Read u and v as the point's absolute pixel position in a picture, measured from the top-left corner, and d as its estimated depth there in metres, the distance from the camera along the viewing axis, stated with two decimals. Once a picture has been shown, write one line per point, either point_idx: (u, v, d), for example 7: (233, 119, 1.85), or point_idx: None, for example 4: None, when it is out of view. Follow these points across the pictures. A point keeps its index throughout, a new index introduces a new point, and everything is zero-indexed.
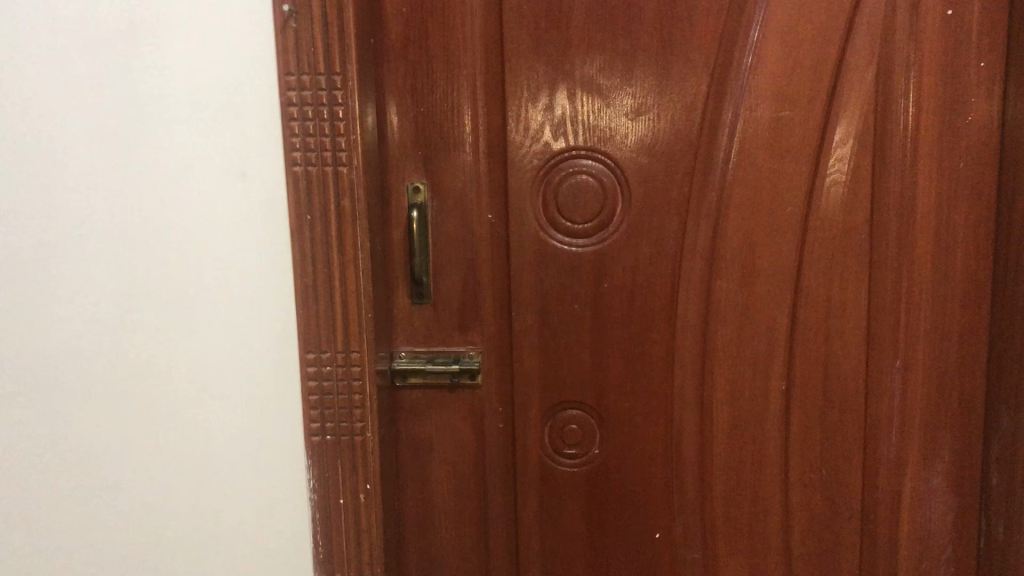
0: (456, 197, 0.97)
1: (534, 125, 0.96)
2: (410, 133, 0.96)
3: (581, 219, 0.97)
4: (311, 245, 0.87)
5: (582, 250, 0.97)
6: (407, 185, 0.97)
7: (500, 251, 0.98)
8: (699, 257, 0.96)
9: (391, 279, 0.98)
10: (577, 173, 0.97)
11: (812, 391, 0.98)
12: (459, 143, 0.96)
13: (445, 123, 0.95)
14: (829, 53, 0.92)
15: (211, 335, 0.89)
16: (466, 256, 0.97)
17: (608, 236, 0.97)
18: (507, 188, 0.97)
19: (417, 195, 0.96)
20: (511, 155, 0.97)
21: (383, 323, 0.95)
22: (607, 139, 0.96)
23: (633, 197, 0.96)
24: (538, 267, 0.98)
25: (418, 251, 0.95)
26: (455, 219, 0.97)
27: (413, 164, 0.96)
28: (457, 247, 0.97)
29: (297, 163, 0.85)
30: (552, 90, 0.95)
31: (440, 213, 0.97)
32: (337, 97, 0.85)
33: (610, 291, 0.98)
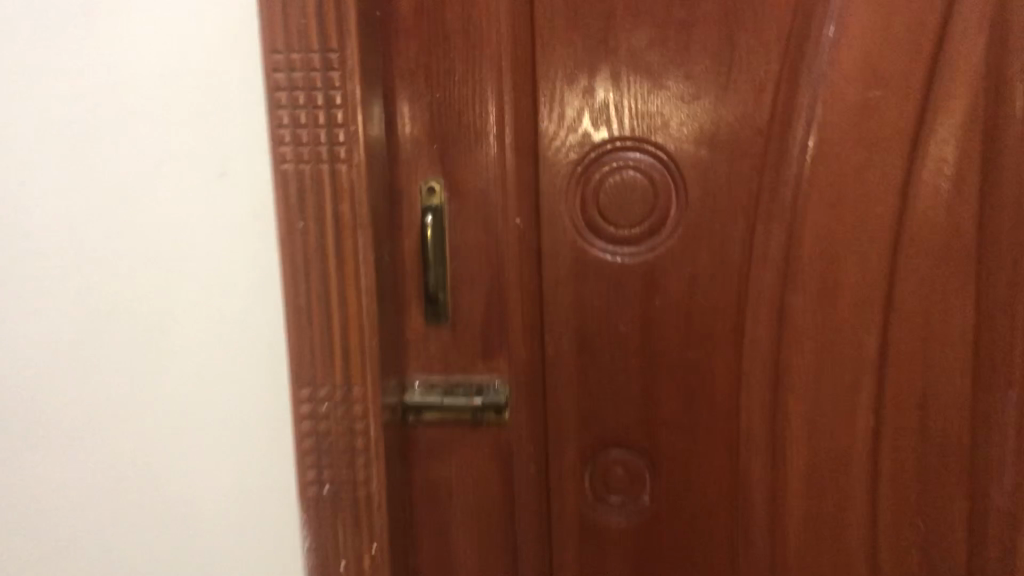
0: (479, 200, 0.81)
1: (571, 113, 0.81)
2: (424, 123, 0.81)
3: (628, 224, 0.82)
4: (303, 258, 0.72)
5: (630, 261, 0.82)
6: (420, 186, 0.82)
7: (530, 263, 0.82)
8: (769, 268, 0.80)
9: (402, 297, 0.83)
10: (621, 169, 0.81)
11: (906, 427, 0.82)
12: (481, 134, 0.81)
13: (464, 111, 0.80)
14: (929, 22, 0.76)
15: (187, 365, 0.75)
16: (491, 270, 0.82)
17: (660, 244, 0.81)
18: (539, 187, 0.82)
19: (432, 197, 0.82)
20: (544, 148, 0.82)
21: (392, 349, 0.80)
22: (659, 128, 0.80)
23: (690, 196, 0.80)
24: (577, 281, 0.83)
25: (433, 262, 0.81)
26: (477, 226, 0.82)
27: (429, 160, 0.81)
28: (481, 259, 0.82)
29: (286, 160, 0.71)
30: (592, 70, 0.80)
31: (460, 219, 0.82)
32: (333, 80, 0.70)
33: (663, 310, 0.82)
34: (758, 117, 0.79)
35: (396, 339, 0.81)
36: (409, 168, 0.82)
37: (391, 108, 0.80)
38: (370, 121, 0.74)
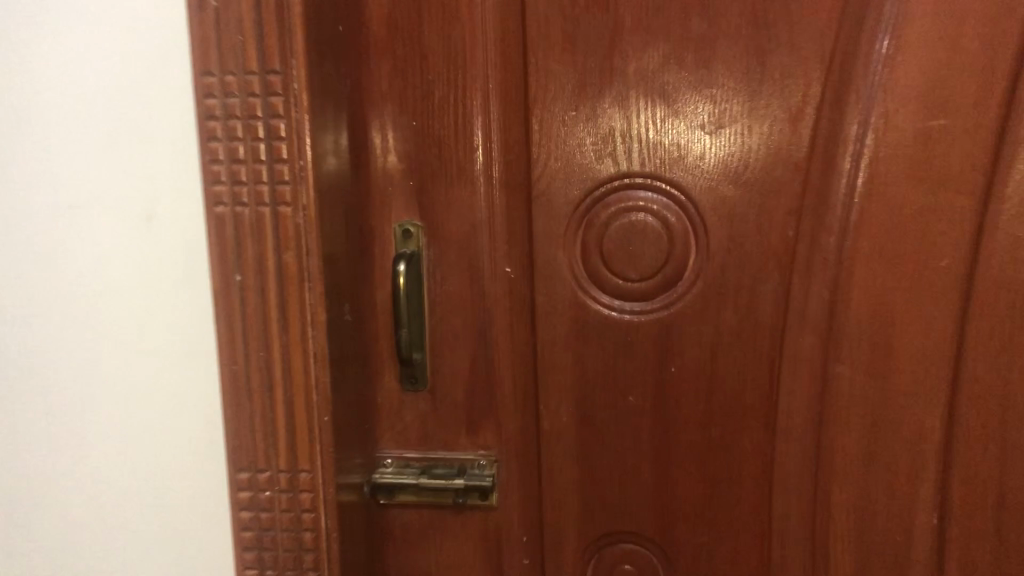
0: (461, 246, 0.69)
1: (571, 143, 0.68)
2: (399, 156, 0.69)
3: (637, 275, 0.68)
4: (242, 317, 0.61)
5: (641, 320, 0.68)
6: (393, 229, 0.70)
7: (522, 319, 0.69)
8: (809, 331, 0.67)
9: (371, 358, 0.71)
10: (630, 210, 0.68)
11: (979, 526, 0.67)
12: (464, 169, 0.68)
13: (444, 142, 0.68)
14: (1009, 32, 0.61)
15: (114, 438, 0.64)
16: (474, 328, 0.70)
17: (676, 300, 0.68)
18: (533, 231, 0.69)
19: (408, 241, 0.70)
20: (538, 185, 0.69)
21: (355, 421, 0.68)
22: (674, 162, 0.67)
23: (712, 243, 0.67)
24: (577, 342, 0.69)
25: (405, 318, 0.68)
26: (459, 276, 0.70)
27: (404, 200, 0.70)
28: (463, 314, 0.70)
29: (221, 201, 0.60)
30: (594, 93, 0.67)
31: (439, 267, 0.70)
32: (276, 106, 0.58)
33: (679, 379, 0.68)
34: (794, 150, 0.66)
35: (361, 407, 0.69)
36: (380, 208, 0.70)
37: (360, 139, 0.69)
38: (325, 153, 0.62)
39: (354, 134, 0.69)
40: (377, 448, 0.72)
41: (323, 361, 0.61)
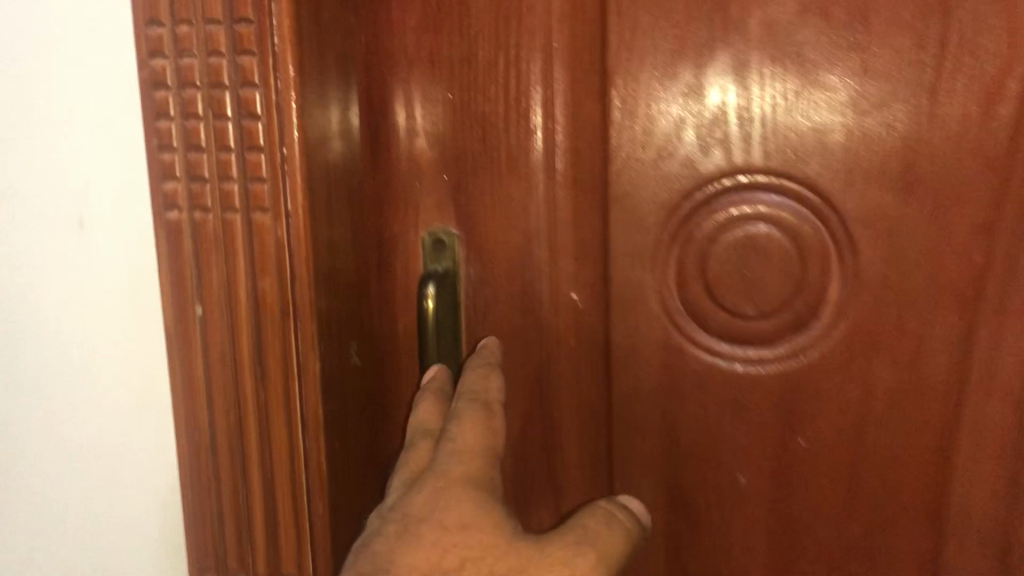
0: (512, 265, 0.52)
1: (664, 124, 0.49)
2: (430, 142, 0.51)
3: (755, 310, 0.49)
4: (203, 369, 0.43)
5: (758, 372, 0.50)
6: (422, 240, 0.53)
7: (592, 364, 0.51)
8: (997, 397, 0.47)
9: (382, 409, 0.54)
10: (747, 219, 0.49)
11: None
12: (515, 162, 0.50)
13: (489, 124, 0.50)
14: None
15: (35, 523, 0.47)
16: (529, 374, 0.52)
17: (810, 346, 0.49)
18: (609, 248, 0.51)
19: (441, 255, 0.52)
20: (616, 185, 0.50)
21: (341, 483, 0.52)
22: (812, 154, 0.47)
23: (862, 268, 0.48)
24: (666, 401, 0.51)
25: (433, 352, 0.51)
26: (509, 306, 0.52)
27: (436, 201, 0.52)
28: (515, 355, 0.52)
29: (176, 205, 0.43)
30: (698, 57, 0.48)
31: (482, 291, 0.52)
32: (248, 70, 0.41)
33: (808, 456, 0.50)
34: (989, 141, 0.46)
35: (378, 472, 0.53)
36: (405, 212, 0.52)
37: (378, 119, 0.51)
38: (326, 137, 0.45)
39: (369, 113, 0.51)
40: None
41: (315, 434, 0.44)
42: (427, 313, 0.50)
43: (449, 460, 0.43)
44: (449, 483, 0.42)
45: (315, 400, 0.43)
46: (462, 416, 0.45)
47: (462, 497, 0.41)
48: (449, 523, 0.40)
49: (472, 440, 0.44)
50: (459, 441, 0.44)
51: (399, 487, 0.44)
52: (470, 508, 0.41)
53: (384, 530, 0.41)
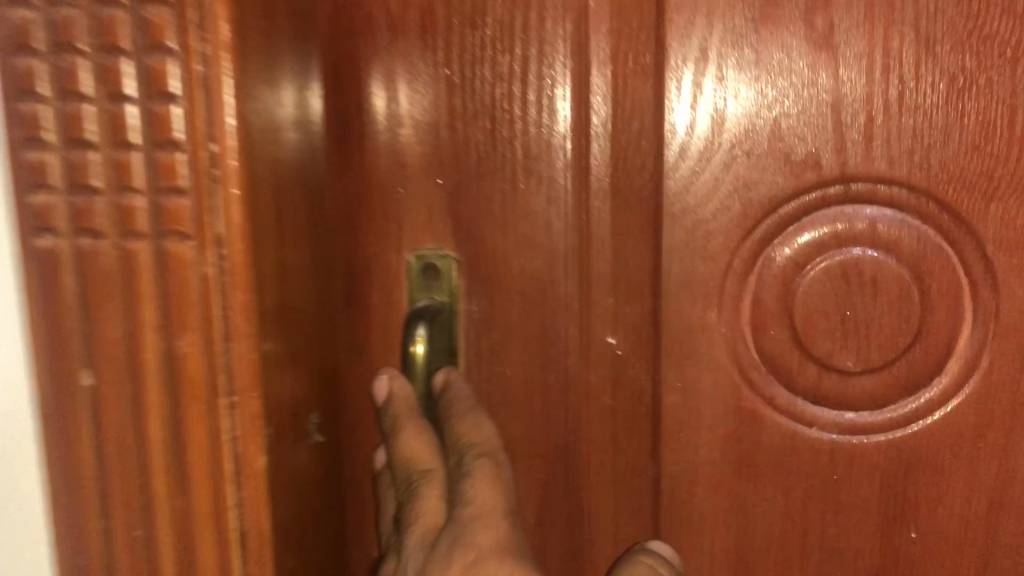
0: (529, 300, 0.39)
1: (738, 114, 0.36)
2: (419, 135, 0.38)
3: (857, 365, 0.37)
4: (94, 475, 0.29)
5: (859, 443, 0.37)
6: (408, 265, 0.39)
7: (634, 428, 0.39)
8: None
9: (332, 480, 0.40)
10: (849, 243, 0.36)
11: None
12: (533, 163, 0.38)
13: (499, 112, 0.37)
14: None
15: None
16: (550, 442, 0.39)
17: (932, 411, 0.37)
18: (661, 278, 0.38)
19: (432, 285, 0.39)
20: (671, 196, 0.37)
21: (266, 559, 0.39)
22: (945, 157, 0.35)
23: (1007, 312, 0.35)
24: (735, 481, 0.38)
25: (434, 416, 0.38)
26: (525, 353, 0.39)
27: (425, 213, 0.39)
28: (531, 418, 0.39)
29: (47, 228, 0.27)
30: (788, 23, 0.35)
31: (487, 334, 0.39)
32: (160, 24, 0.26)
33: (922, 554, 0.38)
34: None
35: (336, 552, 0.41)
36: (384, 228, 0.39)
37: (352, 103, 0.38)
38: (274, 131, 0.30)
39: (336, 96, 0.38)
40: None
41: (259, 565, 0.30)
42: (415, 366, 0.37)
43: (472, 524, 0.33)
44: (485, 550, 0.32)
45: (264, 514, 0.30)
46: (472, 467, 0.35)
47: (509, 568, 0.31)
48: None
49: (492, 494, 0.34)
50: (478, 499, 0.33)
51: (412, 559, 0.33)
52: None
53: None
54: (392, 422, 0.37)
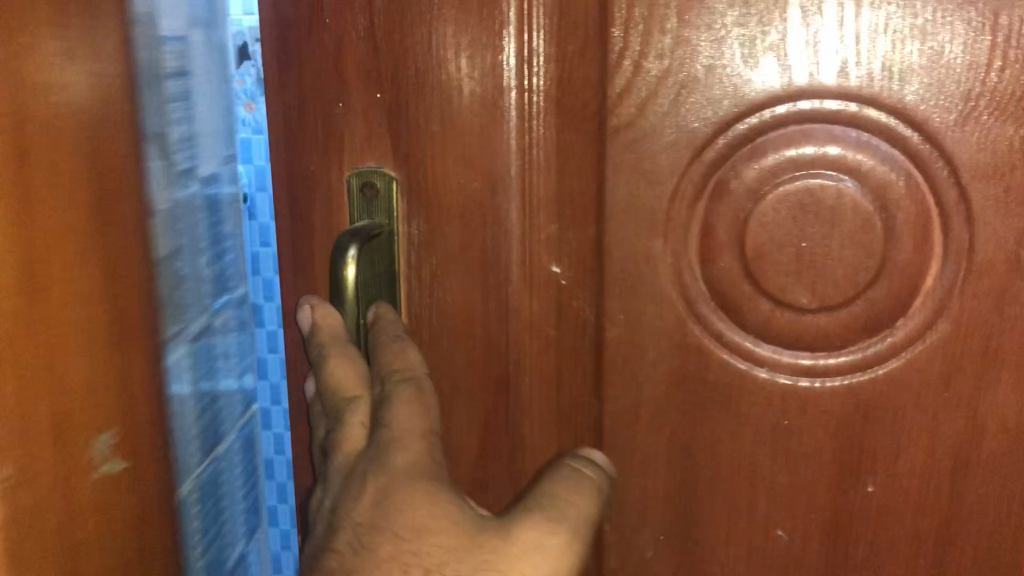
0: (470, 225, 0.36)
1: (687, 25, 0.33)
2: (357, 39, 0.35)
3: (812, 301, 0.33)
4: None
5: (814, 387, 0.34)
6: (348, 183, 0.37)
7: (578, 357, 0.37)
8: None
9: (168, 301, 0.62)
10: (807, 165, 0.33)
11: None
12: (474, 72, 0.34)
13: (440, 18, 0.34)
14: None
15: None
16: (493, 375, 0.37)
17: (892, 355, 0.33)
18: (607, 203, 0.35)
19: (373, 205, 0.37)
20: (618, 114, 0.34)
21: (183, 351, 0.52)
22: (918, 71, 0.31)
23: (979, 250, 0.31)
24: (679, 421, 0.36)
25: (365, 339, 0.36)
26: (467, 281, 0.36)
27: (362, 127, 0.36)
28: (473, 348, 0.37)
29: None
30: None
31: (428, 258, 0.37)
32: None
33: (880, 511, 0.35)
34: None
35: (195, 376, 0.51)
36: (324, 145, 0.36)
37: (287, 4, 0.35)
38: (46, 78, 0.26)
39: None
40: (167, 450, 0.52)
41: None
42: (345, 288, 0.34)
43: (387, 452, 0.31)
44: (399, 478, 0.31)
45: None
46: (392, 395, 0.33)
47: (422, 487, 0.31)
48: (407, 533, 0.30)
49: (414, 422, 0.32)
50: (397, 428, 0.32)
51: (334, 481, 0.33)
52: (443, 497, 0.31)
53: (333, 547, 0.31)
54: (317, 352, 0.35)
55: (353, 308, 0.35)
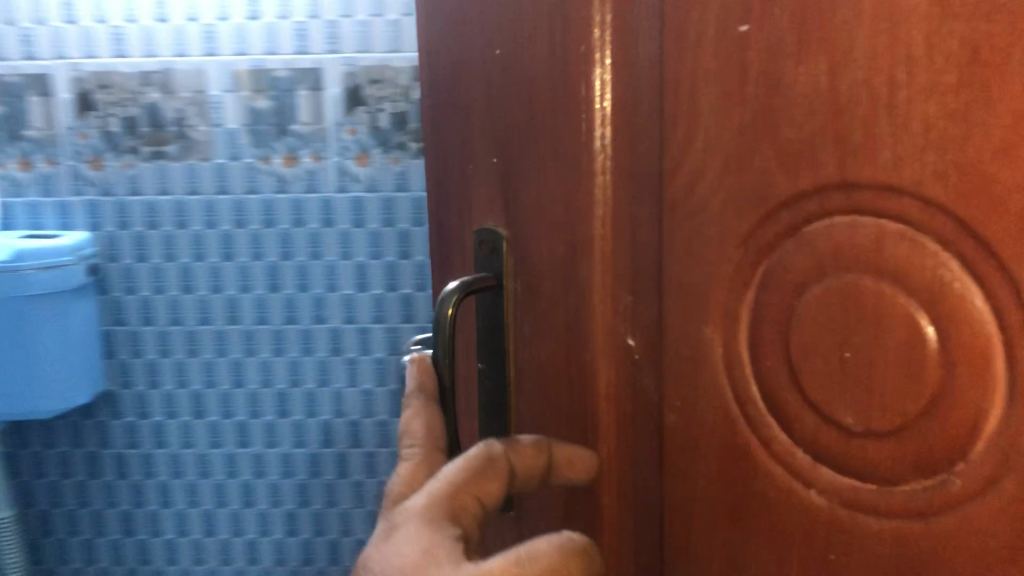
0: (556, 283, 0.32)
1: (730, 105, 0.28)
2: (488, 81, 0.33)
3: (859, 423, 0.28)
4: None
5: (864, 522, 0.29)
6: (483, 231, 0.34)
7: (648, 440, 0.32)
8: None
9: (415, 246, 1.12)
10: (859, 257, 0.27)
11: None
12: (559, 125, 0.31)
13: (532, 80, 0.31)
14: None
15: None
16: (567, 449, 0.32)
17: (949, 507, 0.27)
18: (662, 285, 0.31)
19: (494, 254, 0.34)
20: (671, 186, 0.30)
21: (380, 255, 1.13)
22: (964, 160, 0.25)
23: None
24: (730, 531, 0.31)
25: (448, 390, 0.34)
26: (557, 342, 0.32)
27: (491, 171, 0.33)
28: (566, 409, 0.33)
29: None
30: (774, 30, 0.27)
31: (533, 311, 0.33)
32: None
33: None
34: None
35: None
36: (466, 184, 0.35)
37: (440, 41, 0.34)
38: None
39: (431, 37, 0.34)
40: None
41: None
42: (443, 328, 0.32)
43: (421, 497, 0.32)
44: (414, 518, 0.32)
45: None
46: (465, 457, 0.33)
47: (430, 542, 0.31)
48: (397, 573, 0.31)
49: (466, 489, 0.32)
50: (443, 483, 0.32)
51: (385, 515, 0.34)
52: (444, 539, 0.31)
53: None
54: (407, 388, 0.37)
55: (445, 353, 0.33)
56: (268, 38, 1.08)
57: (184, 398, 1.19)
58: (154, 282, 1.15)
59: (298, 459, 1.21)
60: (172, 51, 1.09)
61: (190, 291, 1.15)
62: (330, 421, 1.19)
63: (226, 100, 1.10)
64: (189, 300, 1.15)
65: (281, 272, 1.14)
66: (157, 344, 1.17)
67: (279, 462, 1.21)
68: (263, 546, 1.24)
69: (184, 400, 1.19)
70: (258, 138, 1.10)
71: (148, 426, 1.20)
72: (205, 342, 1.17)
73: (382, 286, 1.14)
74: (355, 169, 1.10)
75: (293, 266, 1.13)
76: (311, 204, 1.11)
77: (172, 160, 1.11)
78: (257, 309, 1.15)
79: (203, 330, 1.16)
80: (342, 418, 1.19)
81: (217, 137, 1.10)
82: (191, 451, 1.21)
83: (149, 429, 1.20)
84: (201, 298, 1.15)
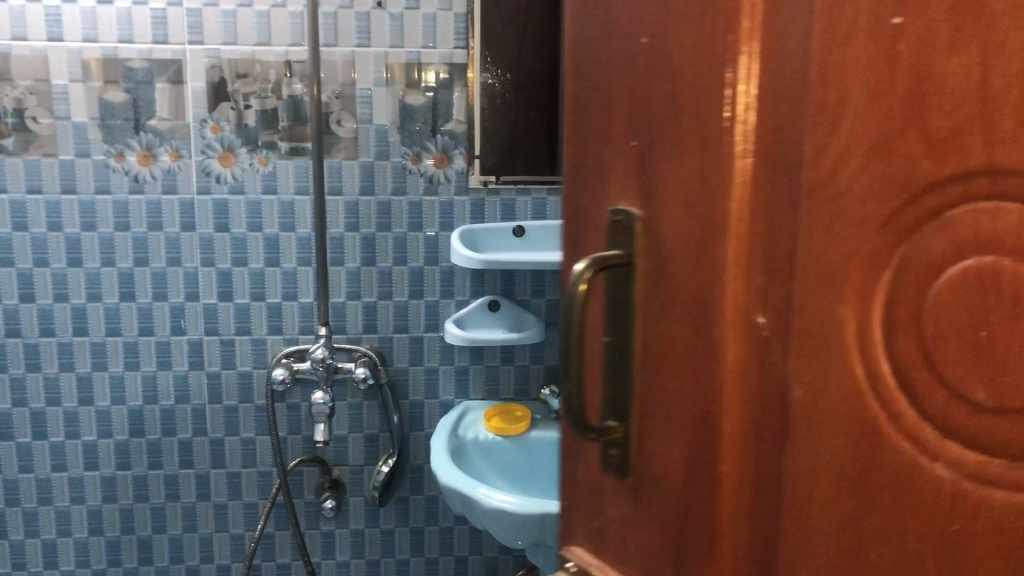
0: (688, 257, 0.33)
1: (881, 86, 0.29)
2: (628, 65, 0.35)
3: (992, 401, 0.29)
4: None
5: (989, 496, 0.30)
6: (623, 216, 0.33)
7: (773, 411, 0.33)
8: None
9: (284, 254, 1.25)
10: (1002, 238, 0.28)
11: None
12: (699, 106, 0.32)
13: (674, 63, 0.33)
14: None
15: None
16: (694, 413, 0.35)
17: None
18: (795, 262, 0.31)
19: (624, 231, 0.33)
20: (813, 171, 0.30)
21: (244, 262, 1.24)
22: None
23: None
24: (851, 502, 0.32)
25: (578, 366, 0.33)
26: (684, 313, 0.34)
27: (621, 151, 0.35)
28: (690, 380, 0.34)
29: None
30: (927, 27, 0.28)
31: (660, 284, 0.35)
32: None
33: None
34: None
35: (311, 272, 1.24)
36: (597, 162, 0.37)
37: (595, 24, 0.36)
38: None
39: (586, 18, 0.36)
40: (456, 291, 1.27)
41: None
42: (573, 302, 0.32)
43: None
44: None
45: None
46: None
47: None
48: None
49: None
50: None
51: None
52: None
53: None
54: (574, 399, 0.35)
55: (574, 326, 0.33)
56: (87, 26, 1.15)
57: (70, 382, 1.24)
58: (36, 255, 1.20)
59: (170, 449, 1.28)
60: (11, 34, 1.15)
61: (77, 267, 1.21)
62: (201, 407, 1.27)
63: (74, 90, 1.17)
64: (76, 275, 1.22)
65: (137, 279, 1.23)
66: (22, 358, 1.23)
67: (148, 449, 1.27)
68: (126, 543, 1.30)
69: (69, 384, 1.24)
70: (110, 135, 1.19)
71: (22, 412, 1.24)
72: (94, 319, 1.23)
73: (216, 295, 1.25)
74: (218, 168, 1.21)
75: (183, 272, 1.23)
76: (169, 204, 1.21)
77: (8, 154, 1.18)
78: (121, 285, 1.23)
79: (93, 307, 1.23)
80: (217, 404, 1.27)
81: (47, 129, 1.17)
82: (46, 442, 1.25)
83: (26, 417, 1.25)
84: (89, 274, 1.22)
